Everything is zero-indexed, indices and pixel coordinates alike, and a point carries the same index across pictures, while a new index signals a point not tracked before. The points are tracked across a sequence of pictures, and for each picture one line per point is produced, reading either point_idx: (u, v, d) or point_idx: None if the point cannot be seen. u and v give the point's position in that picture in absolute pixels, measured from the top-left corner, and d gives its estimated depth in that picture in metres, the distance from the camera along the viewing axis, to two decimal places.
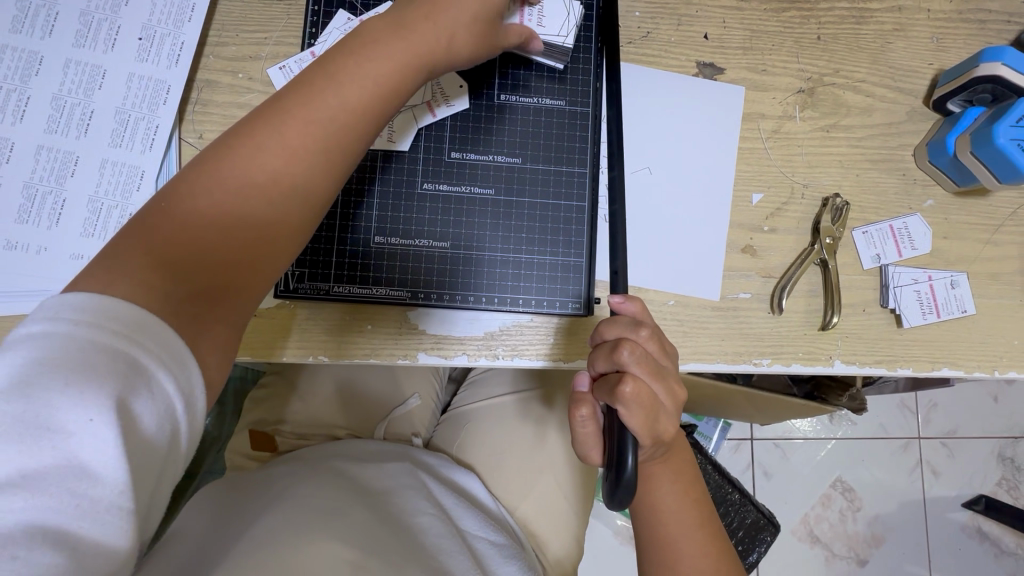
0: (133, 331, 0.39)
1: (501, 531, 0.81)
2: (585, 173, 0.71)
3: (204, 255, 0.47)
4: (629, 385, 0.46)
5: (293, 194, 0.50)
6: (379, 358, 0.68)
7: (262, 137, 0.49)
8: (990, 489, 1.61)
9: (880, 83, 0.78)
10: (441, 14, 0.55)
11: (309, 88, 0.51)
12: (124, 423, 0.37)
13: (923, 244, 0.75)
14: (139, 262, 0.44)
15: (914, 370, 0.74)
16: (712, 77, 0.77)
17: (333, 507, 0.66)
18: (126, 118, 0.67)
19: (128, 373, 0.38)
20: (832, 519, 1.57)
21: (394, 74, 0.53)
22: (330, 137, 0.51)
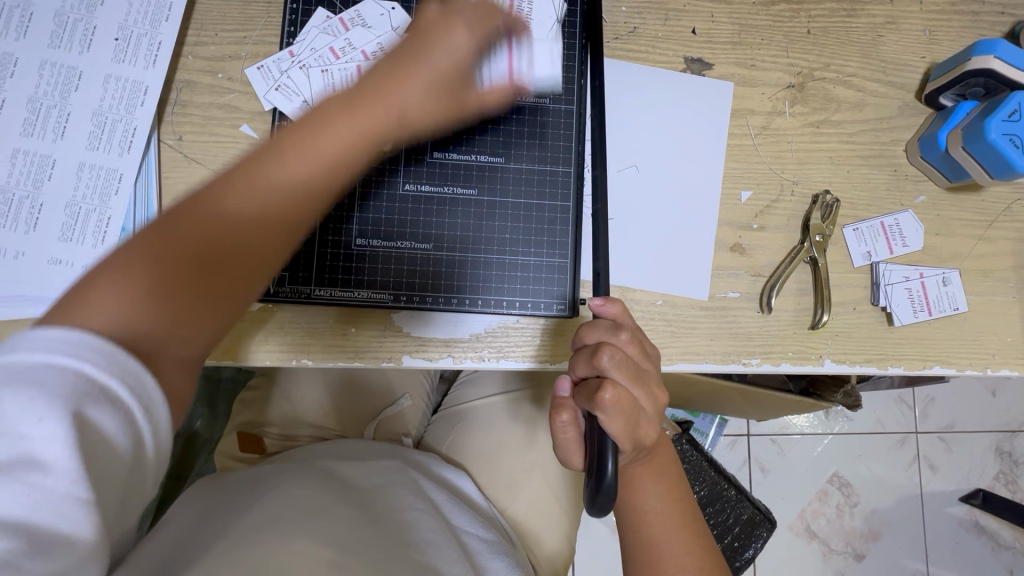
0: (88, 349, 0.38)
1: (491, 528, 0.81)
2: (569, 172, 0.70)
3: (167, 293, 0.43)
4: (609, 392, 0.46)
5: (267, 230, 0.48)
6: (364, 360, 0.67)
7: (242, 178, 0.47)
8: (987, 483, 1.60)
9: (872, 77, 0.77)
10: (420, 66, 0.56)
11: (292, 128, 0.50)
12: (76, 432, 0.36)
13: (914, 241, 0.75)
14: (101, 303, 0.41)
15: (905, 368, 0.73)
16: (700, 72, 0.76)
17: (319, 507, 0.65)
18: (103, 120, 0.66)
19: (81, 382, 0.37)
20: (829, 514, 1.57)
21: (385, 122, 0.53)
22: (317, 178, 0.49)
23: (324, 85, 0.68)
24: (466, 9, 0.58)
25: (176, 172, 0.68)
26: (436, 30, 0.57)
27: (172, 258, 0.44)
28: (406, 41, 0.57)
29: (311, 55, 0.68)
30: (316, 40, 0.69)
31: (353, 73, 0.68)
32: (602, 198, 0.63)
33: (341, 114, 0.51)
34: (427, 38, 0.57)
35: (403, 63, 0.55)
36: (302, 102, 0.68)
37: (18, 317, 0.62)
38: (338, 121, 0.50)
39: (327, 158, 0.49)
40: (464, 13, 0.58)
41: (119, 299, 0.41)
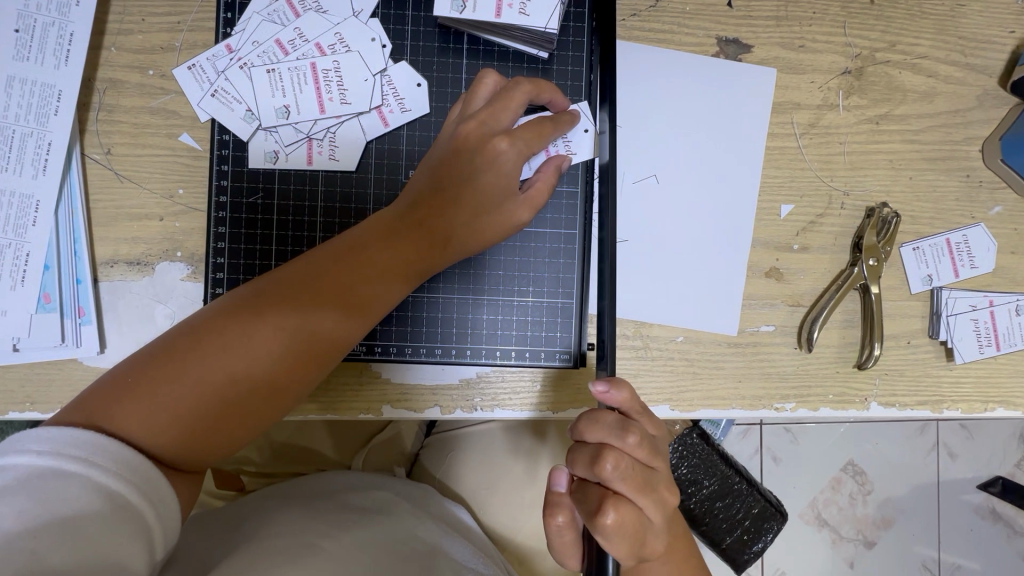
0: (96, 452, 0.39)
1: (492, 562, 0.69)
2: (575, 192, 0.60)
3: (185, 416, 0.44)
4: (612, 515, 0.42)
5: (289, 362, 0.47)
6: (338, 412, 0.59)
7: (296, 282, 0.48)
8: (1008, 471, 1.28)
9: (946, 58, 0.63)
10: (452, 206, 0.52)
11: (336, 250, 0.50)
12: (80, 533, 0.36)
13: (985, 261, 0.63)
14: (152, 401, 0.43)
15: (963, 410, 0.63)
16: (736, 56, 0.62)
17: (306, 542, 0.54)
18: (11, 134, 0.54)
19: (90, 483, 0.38)
20: (845, 504, 1.25)
21: (427, 229, 0.52)
22: (357, 289, 0.49)
23: (270, 89, 0.57)
24: (515, 132, 0.52)
25: (106, 194, 0.57)
26: (483, 132, 0.52)
27: (195, 377, 0.44)
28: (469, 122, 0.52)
29: (254, 51, 0.57)
30: (259, 32, 0.57)
31: (305, 72, 0.57)
32: (608, 222, 0.50)
33: (368, 302, 0.50)
34: (477, 151, 0.51)
35: (438, 203, 0.52)
36: (246, 111, 0.57)
37: None
38: (372, 257, 0.50)
39: (356, 292, 0.49)
40: (512, 136, 0.51)
41: (161, 399, 0.43)
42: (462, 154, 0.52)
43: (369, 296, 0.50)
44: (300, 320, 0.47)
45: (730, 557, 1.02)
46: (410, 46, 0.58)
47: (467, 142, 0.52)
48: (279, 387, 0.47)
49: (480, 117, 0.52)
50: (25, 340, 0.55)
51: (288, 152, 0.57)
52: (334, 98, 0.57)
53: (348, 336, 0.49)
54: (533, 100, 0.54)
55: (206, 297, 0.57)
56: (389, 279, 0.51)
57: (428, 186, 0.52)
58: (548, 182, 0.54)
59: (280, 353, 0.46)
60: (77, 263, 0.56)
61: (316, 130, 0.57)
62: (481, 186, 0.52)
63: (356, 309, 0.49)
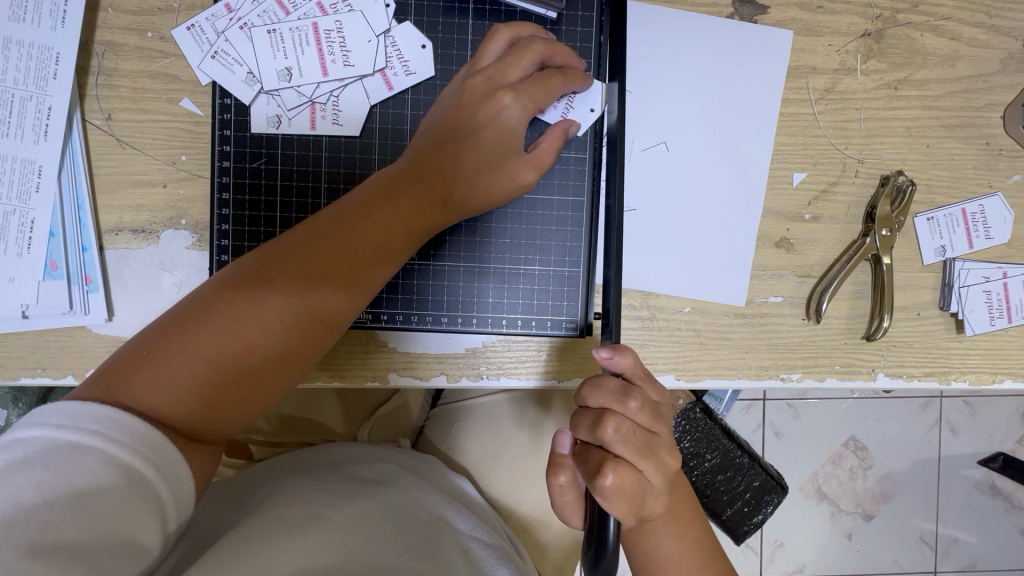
0: (110, 427, 0.39)
1: (494, 531, 0.70)
2: (583, 158, 0.59)
3: (201, 385, 0.44)
4: (611, 477, 0.43)
5: (297, 328, 0.46)
6: (345, 380, 0.59)
7: (300, 245, 0.48)
8: (1010, 447, 1.29)
9: (971, 20, 0.61)
10: (456, 166, 0.51)
11: (341, 212, 0.50)
12: (93, 507, 0.37)
13: (1000, 232, 0.62)
14: (167, 372, 0.43)
15: (970, 382, 0.63)
16: (752, 18, 0.60)
17: (311, 512, 0.55)
18: (10, 99, 0.54)
19: (104, 456, 0.38)
20: (845, 478, 1.26)
21: (434, 187, 0.51)
22: (363, 248, 0.49)
23: (271, 50, 0.56)
24: (519, 86, 0.50)
25: (107, 161, 0.56)
26: (488, 87, 0.51)
27: (207, 344, 0.44)
28: (472, 79, 0.51)
29: (254, 10, 0.56)
30: None
31: (307, 32, 0.56)
32: (615, 190, 0.48)
33: (375, 266, 0.49)
34: (481, 105, 0.50)
35: (439, 161, 0.51)
36: (247, 74, 0.56)
37: None
38: (376, 219, 0.49)
39: (361, 255, 0.49)
40: (516, 91, 0.50)
41: (175, 368, 0.43)
42: (468, 110, 0.51)
43: (376, 255, 0.49)
44: (307, 285, 0.47)
45: (730, 527, 1.04)
46: (415, 6, 0.57)
47: (471, 98, 0.51)
48: (292, 350, 0.47)
49: (486, 73, 0.51)
50: (35, 307, 0.55)
51: (291, 117, 0.56)
52: (337, 61, 0.56)
53: (356, 299, 0.49)
54: (545, 61, 0.53)
55: (212, 264, 0.57)
56: (396, 238, 0.50)
57: (430, 146, 0.51)
58: (554, 144, 0.52)
59: (291, 314, 0.46)
60: (82, 230, 0.56)
61: (320, 94, 0.56)
62: (486, 145, 0.51)
63: (363, 268, 0.49)
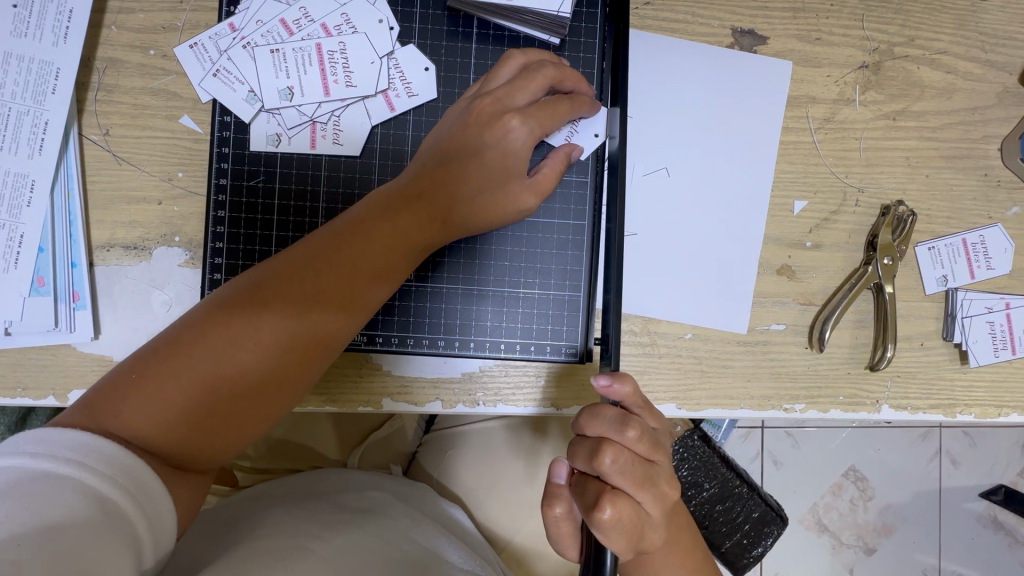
0: (90, 456, 0.38)
1: (487, 565, 0.67)
2: (584, 182, 0.59)
3: (192, 410, 0.42)
4: (609, 510, 0.42)
5: (295, 350, 0.45)
6: (337, 405, 0.57)
7: (299, 264, 0.47)
8: (1011, 479, 1.26)
9: (966, 54, 0.62)
10: (459, 186, 0.50)
11: (341, 230, 0.49)
12: (62, 543, 0.34)
13: (1001, 263, 0.61)
14: (156, 397, 0.42)
15: (975, 415, 0.62)
16: (752, 48, 0.61)
17: (295, 545, 0.52)
18: (7, 112, 0.53)
19: (80, 488, 0.36)
20: (845, 510, 1.23)
21: (436, 207, 0.50)
22: (363, 268, 0.48)
23: (273, 70, 0.56)
24: (527, 110, 0.50)
25: (102, 176, 0.55)
26: (496, 109, 0.51)
27: (198, 367, 0.43)
28: (480, 100, 0.51)
29: (257, 30, 0.56)
30: (264, 10, 0.56)
31: (310, 53, 0.56)
32: (617, 215, 0.48)
33: (374, 287, 0.48)
34: (488, 126, 0.50)
35: (442, 179, 0.50)
36: (248, 92, 0.56)
37: None
38: (377, 238, 0.48)
39: (361, 273, 0.48)
40: (524, 115, 0.50)
41: (164, 392, 0.42)
42: (474, 130, 0.50)
43: (375, 275, 0.48)
44: (307, 306, 0.46)
45: (730, 561, 1.01)
46: (419, 29, 0.57)
47: (477, 119, 0.51)
48: (286, 373, 0.45)
49: (495, 95, 0.51)
50: (19, 324, 0.54)
51: (291, 136, 0.56)
52: (340, 82, 0.56)
53: (356, 319, 0.48)
54: (555, 86, 0.53)
55: (204, 282, 0.55)
56: (396, 258, 0.49)
57: (435, 165, 0.51)
58: (557, 169, 0.52)
59: (287, 335, 0.45)
60: (73, 247, 0.55)
61: (321, 113, 0.56)
62: (491, 166, 0.50)
63: (362, 287, 0.48)
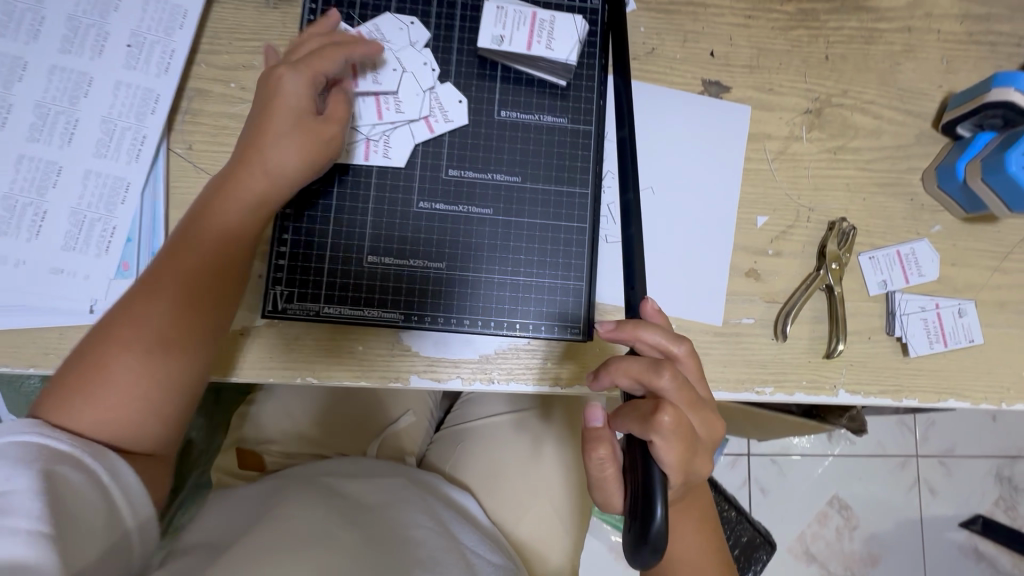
0: (66, 437, 0.50)
1: (498, 550, 0.75)
2: (586, 193, 0.70)
3: (125, 398, 0.54)
4: (669, 414, 0.48)
5: (201, 339, 0.57)
6: (371, 379, 0.66)
7: (159, 272, 0.57)
8: (987, 508, 1.48)
9: (889, 105, 0.77)
10: (263, 150, 0.59)
11: (185, 235, 0.59)
12: (68, 489, 0.47)
13: (930, 271, 0.74)
14: (94, 394, 0.53)
15: (919, 400, 0.72)
16: (718, 95, 0.75)
17: (319, 534, 0.59)
18: (112, 127, 0.64)
19: (69, 458, 0.49)
20: (829, 538, 1.43)
21: (259, 182, 0.60)
22: (201, 266, 0.58)
23: None
24: (298, 64, 0.60)
25: (184, 182, 0.66)
26: (271, 70, 0.61)
27: (120, 365, 0.54)
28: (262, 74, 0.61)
29: None
30: None
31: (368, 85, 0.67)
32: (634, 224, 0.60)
33: (227, 279, 0.59)
34: (273, 86, 0.60)
35: (256, 143, 0.60)
36: None
37: (23, 327, 0.62)
38: (205, 240, 0.58)
39: (209, 263, 0.58)
40: (293, 68, 0.60)
41: (96, 389, 0.53)
42: (268, 89, 0.60)
43: (213, 270, 0.58)
44: (200, 299, 0.57)
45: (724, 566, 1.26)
46: (454, 71, 0.70)
47: (263, 80, 0.61)
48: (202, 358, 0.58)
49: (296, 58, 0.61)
50: (103, 302, 0.63)
51: (347, 150, 0.66)
52: (391, 108, 0.67)
53: (219, 301, 0.59)
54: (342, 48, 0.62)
55: (267, 268, 0.65)
56: (243, 258, 0.60)
57: (253, 129, 0.60)
58: (340, 109, 0.62)
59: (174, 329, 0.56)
60: (155, 239, 0.65)
61: (374, 133, 0.67)
62: (284, 117, 0.60)
63: (209, 283, 0.58)
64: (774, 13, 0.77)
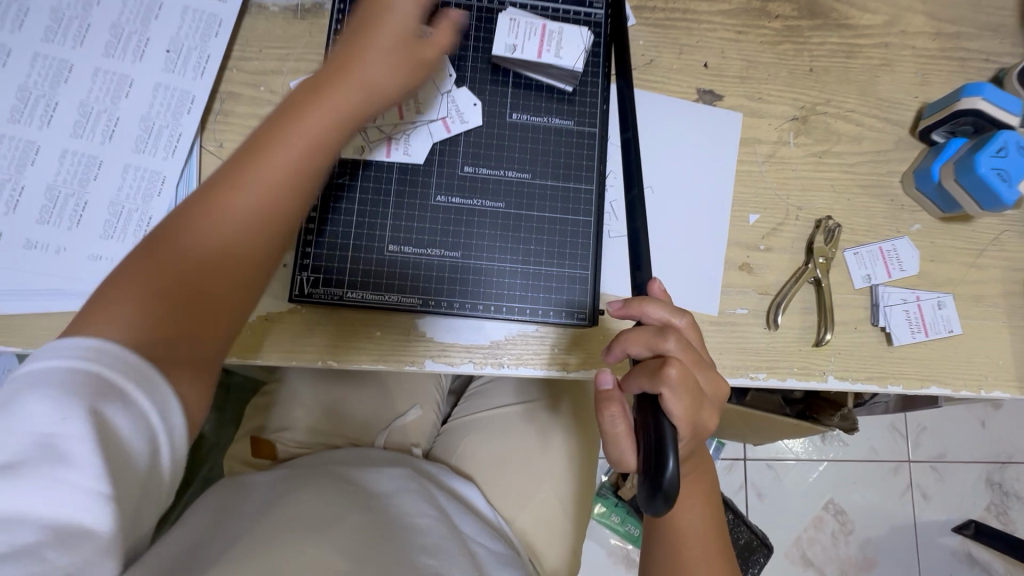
0: (104, 356, 0.42)
1: (499, 539, 0.79)
2: (592, 189, 0.75)
3: (187, 297, 0.50)
4: (675, 368, 0.54)
5: (259, 246, 0.55)
6: (387, 362, 0.70)
7: (238, 169, 0.55)
8: (980, 513, 1.51)
9: (869, 113, 0.83)
10: (359, 68, 0.62)
11: (263, 137, 0.57)
12: (109, 437, 0.39)
13: (911, 266, 0.79)
14: (157, 288, 0.49)
15: (903, 387, 0.76)
16: (711, 103, 0.81)
17: (337, 513, 0.63)
18: (150, 126, 0.69)
19: (111, 389, 0.41)
20: (825, 542, 1.46)
21: (352, 91, 0.61)
22: (283, 167, 0.56)
23: None
24: None
25: None
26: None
27: (187, 259, 0.51)
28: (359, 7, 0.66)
29: None
30: None
31: None
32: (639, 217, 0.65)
33: (302, 181, 0.57)
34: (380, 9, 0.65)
35: (353, 53, 0.63)
36: None
37: (58, 309, 0.65)
38: (286, 141, 0.57)
39: (293, 168, 0.56)
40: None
41: (160, 280, 0.49)
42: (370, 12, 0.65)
43: (292, 170, 0.56)
44: (276, 198, 0.55)
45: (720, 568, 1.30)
46: (470, 77, 0.75)
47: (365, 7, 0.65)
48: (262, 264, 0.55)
49: None
50: None
51: (371, 148, 0.71)
52: (411, 109, 0.72)
53: (290, 206, 0.57)
54: None
55: (295, 255, 0.69)
56: (322, 163, 0.59)
57: (352, 45, 0.63)
58: (442, 39, 0.67)
59: (250, 227, 0.54)
60: None
61: (396, 132, 0.72)
62: (387, 37, 0.64)
63: (289, 183, 0.56)
64: (762, 29, 0.83)
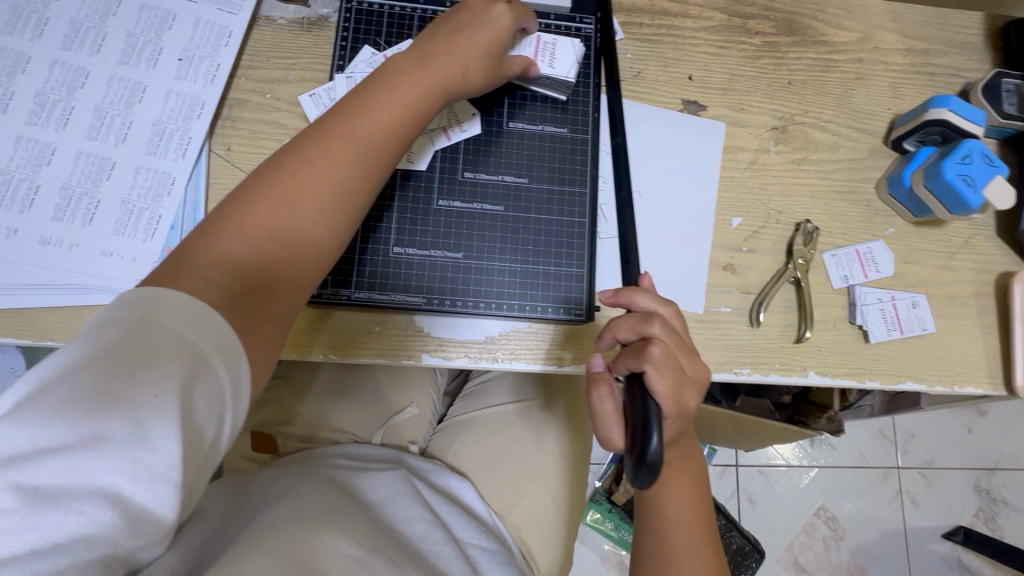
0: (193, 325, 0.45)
1: (492, 537, 0.81)
2: (585, 192, 0.79)
3: (259, 261, 0.54)
4: (657, 346, 0.57)
5: (334, 222, 0.58)
6: (387, 357, 0.73)
7: (322, 139, 0.58)
8: (968, 519, 1.53)
9: (845, 124, 0.88)
10: (461, 52, 0.66)
11: (345, 111, 0.60)
12: (187, 418, 0.42)
13: (886, 267, 0.83)
14: (236, 247, 0.53)
15: (880, 382, 0.80)
16: (695, 113, 0.86)
17: (339, 509, 0.66)
18: (162, 129, 0.73)
19: (195, 364, 0.44)
20: (816, 548, 1.48)
21: (434, 80, 0.64)
22: (365, 148, 0.59)
23: None
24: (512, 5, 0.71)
25: (222, 179, 0.74)
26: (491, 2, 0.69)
27: (267, 223, 0.54)
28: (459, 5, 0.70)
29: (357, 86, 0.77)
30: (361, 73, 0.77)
31: None
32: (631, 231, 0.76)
33: (380, 163, 0.60)
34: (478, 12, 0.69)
35: (448, 46, 0.65)
36: None
37: (69, 303, 0.68)
38: (369, 121, 0.60)
39: (371, 149, 0.59)
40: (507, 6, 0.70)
41: (240, 241, 0.53)
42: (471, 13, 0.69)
43: (373, 151, 0.59)
44: (355, 177, 0.58)
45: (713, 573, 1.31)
46: None
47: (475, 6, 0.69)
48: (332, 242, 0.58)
49: None
50: None
51: None
52: None
53: (368, 186, 0.60)
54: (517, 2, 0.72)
55: None
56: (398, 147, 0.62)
57: (440, 37, 0.66)
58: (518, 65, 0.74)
59: (328, 202, 0.57)
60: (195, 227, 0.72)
61: None
62: (478, 37, 0.67)
63: (368, 166, 0.59)
64: (743, 45, 0.88)
